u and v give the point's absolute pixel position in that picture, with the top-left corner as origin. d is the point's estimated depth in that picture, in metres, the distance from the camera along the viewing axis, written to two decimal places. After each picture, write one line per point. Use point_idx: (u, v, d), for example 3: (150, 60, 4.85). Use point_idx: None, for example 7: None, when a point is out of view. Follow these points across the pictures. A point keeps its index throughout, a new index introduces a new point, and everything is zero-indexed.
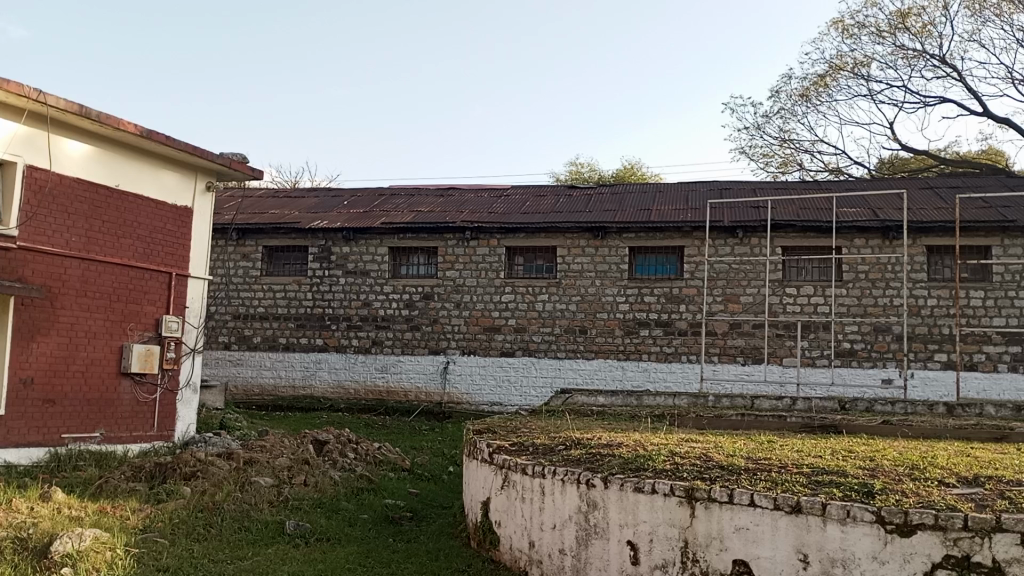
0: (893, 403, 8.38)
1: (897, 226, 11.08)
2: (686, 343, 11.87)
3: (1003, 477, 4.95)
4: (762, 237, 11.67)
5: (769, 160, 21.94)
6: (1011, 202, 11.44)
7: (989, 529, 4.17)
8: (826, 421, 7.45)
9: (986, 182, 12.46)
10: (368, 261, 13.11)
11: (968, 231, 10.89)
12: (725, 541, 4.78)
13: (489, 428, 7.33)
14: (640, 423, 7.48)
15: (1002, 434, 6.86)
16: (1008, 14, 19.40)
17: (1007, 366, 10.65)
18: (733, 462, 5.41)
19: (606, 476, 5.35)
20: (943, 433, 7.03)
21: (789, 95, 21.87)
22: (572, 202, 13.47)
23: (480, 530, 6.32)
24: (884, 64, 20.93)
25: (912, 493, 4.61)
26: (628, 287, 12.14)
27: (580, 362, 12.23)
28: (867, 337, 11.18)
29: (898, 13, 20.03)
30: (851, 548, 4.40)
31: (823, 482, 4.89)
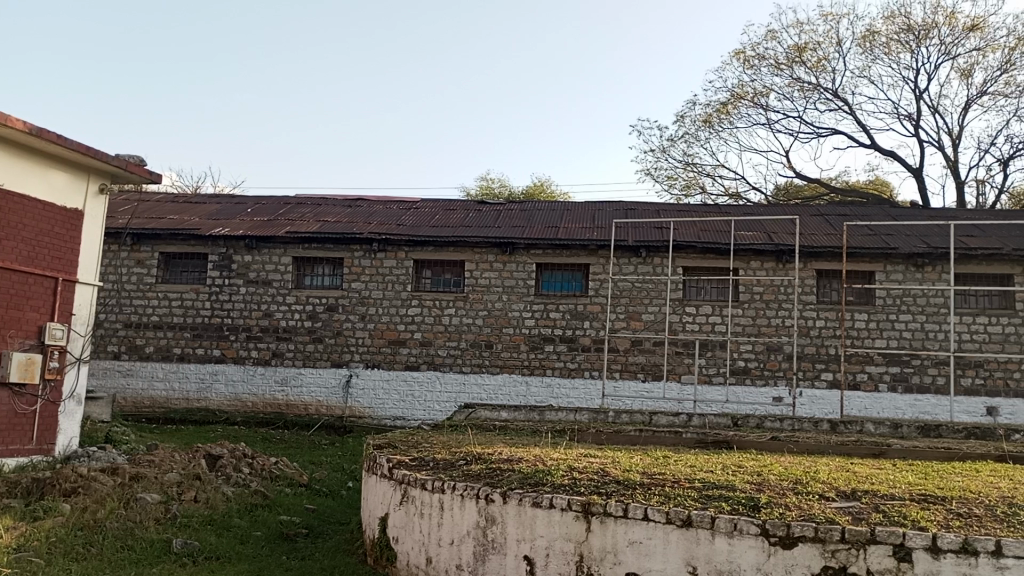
0: (781, 420, 8.74)
1: (789, 250, 11.61)
2: (588, 359, 12.06)
3: (877, 491, 5.24)
4: (665, 257, 12.02)
5: (673, 182, 22.61)
6: (893, 231, 12.15)
7: (864, 541, 4.39)
8: (718, 437, 7.71)
9: (871, 210, 13.19)
10: (270, 270, 12.82)
11: (854, 256, 11.51)
12: (618, 554, 4.88)
13: (389, 442, 7.26)
14: (540, 438, 7.56)
15: (879, 451, 7.26)
16: (895, 53, 20.62)
17: (887, 386, 11.25)
18: (628, 477, 5.53)
19: (504, 491, 5.38)
20: (827, 449, 7.37)
21: (692, 121, 22.60)
22: (481, 217, 13.54)
23: (377, 546, 6.24)
24: (782, 94, 21.92)
25: (794, 506, 4.82)
26: (535, 302, 12.27)
27: (484, 377, 12.25)
28: (759, 356, 11.62)
29: (795, 48, 21.04)
30: (737, 560, 4.58)
31: (712, 496, 5.06)
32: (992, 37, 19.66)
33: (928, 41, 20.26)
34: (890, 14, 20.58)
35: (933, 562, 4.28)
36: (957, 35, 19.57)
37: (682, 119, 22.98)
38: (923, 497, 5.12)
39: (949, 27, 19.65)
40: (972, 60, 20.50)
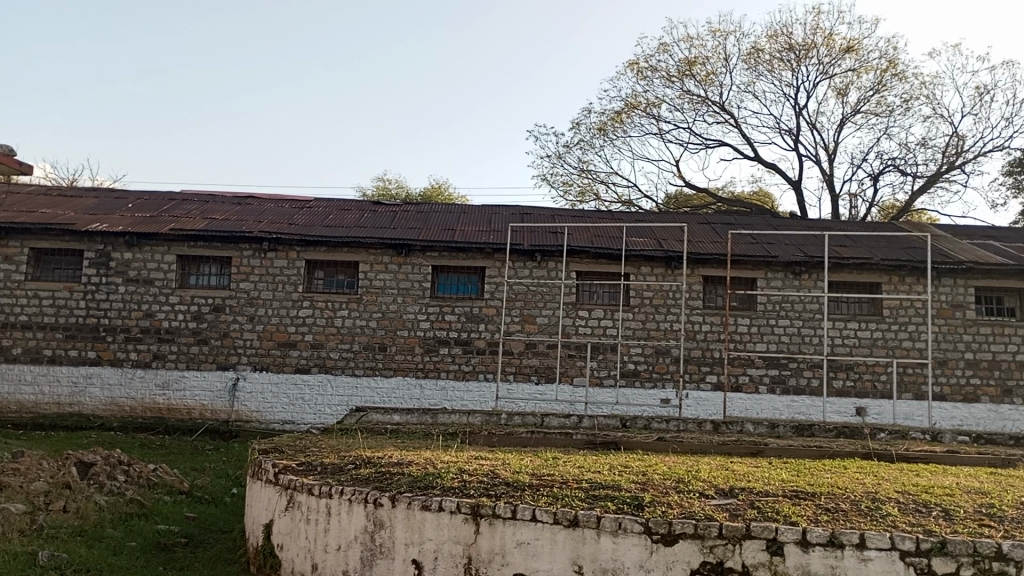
0: (667, 421, 9.02)
1: (678, 257, 12.00)
2: (483, 362, 12.10)
3: (754, 488, 5.48)
4: (559, 261, 12.20)
5: (568, 188, 22.98)
6: (774, 239, 12.73)
7: (739, 536, 4.59)
8: (606, 437, 7.88)
9: (754, 220, 13.79)
10: (152, 269, 12.29)
11: (737, 264, 12.01)
12: (506, 556, 4.92)
13: (275, 446, 7.08)
14: (431, 441, 7.54)
15: (756, 450, 7.60)
16: (778, 70, 21.64)
17: (767, 387, 11.78)
18: (518, 478, 5.59)
19: (393, 495, 5.34)
20: (708, 449, 7.65)
21: (587, 129, 23.04)
22: (376, 217, 13.40)
23: (261, 554, 6.07)
24: (673, 106, 22.62)
25: (676, 505, 4.99)
26: (430, 305, 12.22)
27: (377, 380, 12.11)
28: (648, 358, 11.95)
29: (685, 61, 21.78)
30: (621, 558, 4.70)
31: (599, 496, 5.18)
32: (866, 59, 20.91)
33: (808, 60, 21.37)
34: (773, 33, 21.60)
35: (803, 555, 4.51)
36: (834, 56, 20.72)
37: (577, 126, 23.40)
38: (795, 493, 5.39)
39: (827, 48, 20.79)
40: (847, 80, 21.75)
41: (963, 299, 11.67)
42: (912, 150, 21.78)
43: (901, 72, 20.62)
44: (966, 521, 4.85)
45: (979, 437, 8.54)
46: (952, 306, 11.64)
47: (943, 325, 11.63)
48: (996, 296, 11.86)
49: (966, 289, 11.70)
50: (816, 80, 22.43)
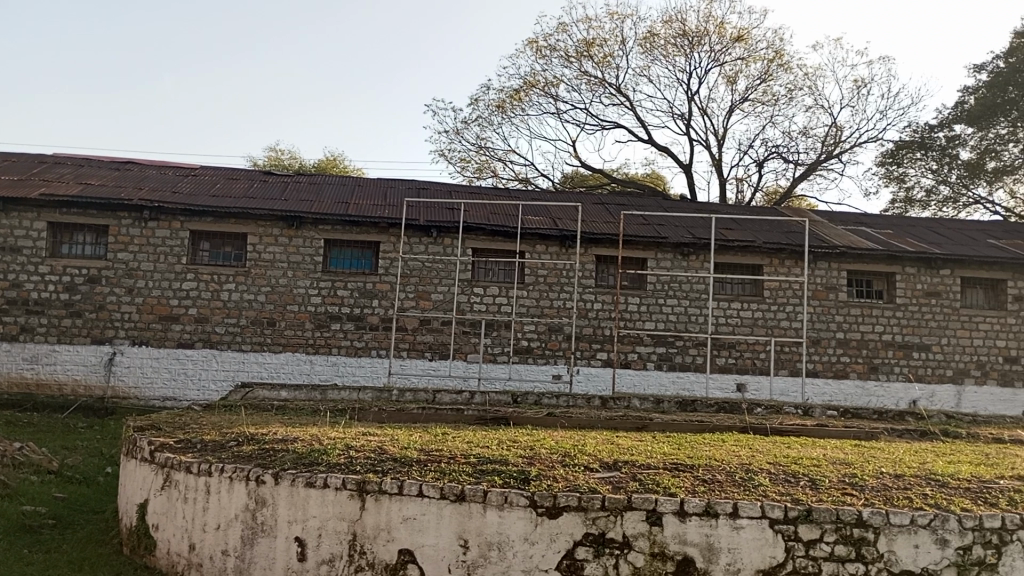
0: (557, 396, 9.17)
1: (572, 236, 12.16)
2: (376, 338, 11.96)
3: (637, 461, 5.64)
4: (454, 238, 12.15)
5: (465, 164, 22.87)
6: (664, 221, 13.08)
7: (621, 508, 4.73)
8: (497, 413, 7.95)
9: (646, 201, 14.12)
10: (20, 237, 11.54)
11: (629, 244, 12.28)
12: (391, 531, 4.90)
13: (153, 424, 6.80)
14: (319, 417, 7.41)
15: (642, 424, 7.83)
16: (672, 56, 22.13)
17: (654, 364, 12.14)
18: (405, 454, 5.56)
19: (276, 472, 5.23)
20: (596, 424, 7.83)
21: (486, 106, 22.96)
22: (266, 188, 12.98)
23: (135, 535, 5.84)
24: (571, 86, 22.80)
25: (561, 478, 5.09)
26: (322, 279, 11.96)
27: (265, 355, 11.78)
28: (541, 335, 12.09)
29: (584, 42, 21.98)
30: (506, 531, 4.76)
31: (486, 470, 5.23)
32: (754, 48, 21.63)
33: (700, 47, 21.93)
34: (669, 19, 22.02)
35: (680, 525, 4.68)
36: (725, 44, 21.33)
37: (476, 103, 23.28)
38: (675, 466, 5.59)
39: (718, 36, 21.37)
40: (737, 68, 22.44)
41: (836, 281, 12.34)
42: (794, 139, 22.73)
43: (787, 63, 21.44)
44: (831, 490, 5.14)
45: (846, 412, 9.08)
46: (825, 288, 12.30)
47: (818, 306, 12.27)
48: (866, 279, 12.57)
49: (839, 272, 12.37)
50: (708, 67, 23.05)
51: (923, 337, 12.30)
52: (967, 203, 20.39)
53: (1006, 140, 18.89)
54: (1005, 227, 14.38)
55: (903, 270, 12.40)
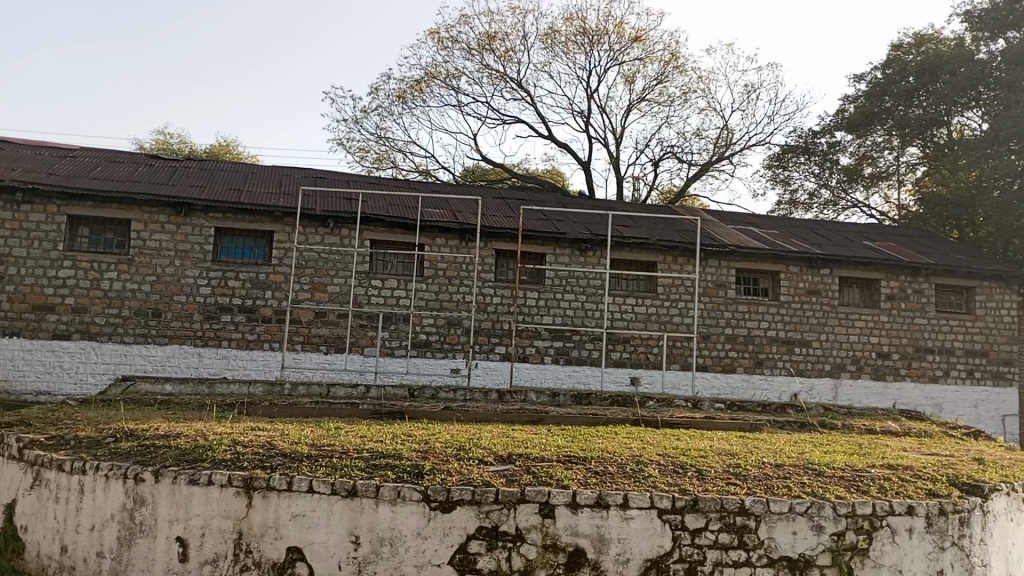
0: (454, 390, 9.14)
1: (472, 230, 12.15)
2: (269, 331, 11.61)
3: (530, 454, 5.68)
4: (352, 229, 11.93)
5: (364, 155, 22.49)
6: (563, 217, 13.24)
7: (514, 501, 4.75)
8: (393, 407, 7.85)
9: (545, 197, 14.26)
10: None
11: (528, 239, 12.36)
12: (279, 529, 4.76)
13: (21, 420, 6.38)
14: (204, 412, 7.13)
15: (538, 417, 7.90)
16: (573, 53, 22.38)
17: (551, 358, 12.27)
18: (295, 449, 5.41)
19: (157, 470, 5.00)
20: (492, 417, 7.84)
21: (386, 95, 22.63)
22: (153, 172, 12.40)
23: (1, 538, 5.48)
24: (472, 79, 22.74)
25: (455, 472, 5.06)
26: (212, 269, 11.53)
27: (149, 348, 11.25)
28: (440, 329, 12.02)
29: (486, 35, 21.96)
30: (399, 526, 4.70)
31: (379, 465, 5.15)
32: (651, 50, 22.14)
33: (600, 46, 22.30)
34: (569, 16, 22.27)
35: (572, 516, 4.73)
36: (624, 44, 21.75)
37: (376, 92, 22.92)
38: (568, 458, 5.66)
39: (617, 36, 21.77)
40: (634, 69, 22.92)
41: (725, 279, 12.80)
42: (688, 139, 23.43)
43: (682, 65, 22.05)
44: (716, 480, 5.32)
45: (732, 404, 9.43)
46: (716, 285, 12.73)
47: (708, 302, 12.70)
48: (753, 277, 13.10)
49: (728, 270, 12.83)
50: (607, 66, 23.45)
51: (805, 334, 12.90)
52: (846, 206, 21.49)
53: (881, 147, 20.00)
54: (880, 230, 15.25)
55: (787, 269, 12.97)
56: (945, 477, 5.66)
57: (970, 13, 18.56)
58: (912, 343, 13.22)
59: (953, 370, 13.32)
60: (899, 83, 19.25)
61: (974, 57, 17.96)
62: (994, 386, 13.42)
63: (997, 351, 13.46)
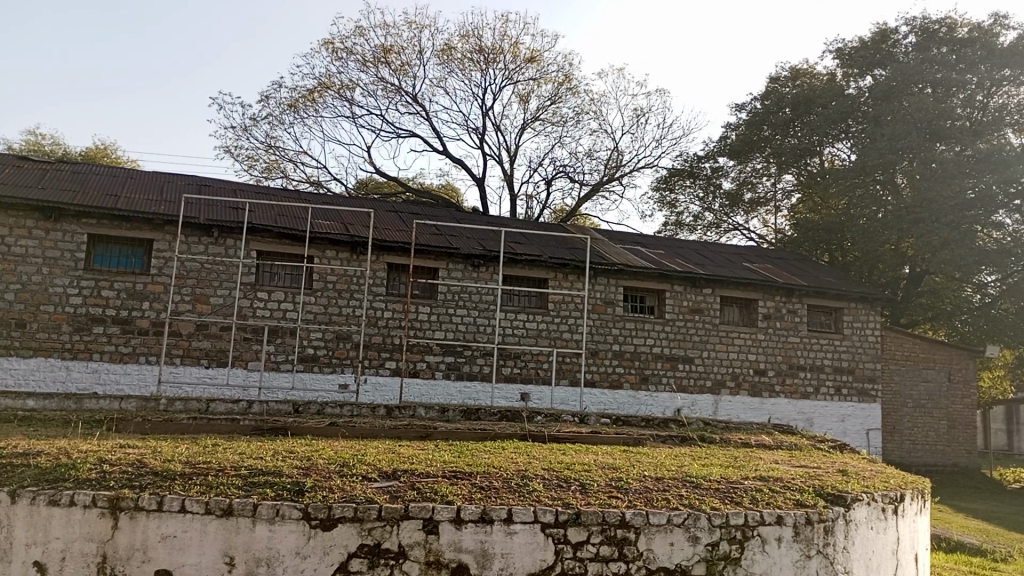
0: (341, 405, 8.96)
1: (363, 243, 11.99)
2: (145, 343, 11.09)
3: (415, 469, 5.63)
4: (238, 239, 11.57)
5: (253, 163, 21.87)
6: (456, 232, 13.27)
7: (398, 517, 4.69)
8: (275, 423, 7.63)
9: (438, 212, 14.26)
10: None
11: (420, 253, 12.31)
12: (148, 551, 4.54)
13: None
14: (69, 429, 6.73)
15: (425, 433, 7.84)
16: (468, 70, 22.52)
17: (442, 373, 12.23)
18: (168, 466, 5.17)
19: (13, 490, 4.69)
20: (379, 433, 7.74)
21: (277, 104, 22.13)
22: (21, 174, 11.68)
23: None
24: (366, 91, 22.52)
25: (337, 489, 4.96)
26: (83, 278, 10.95)
27: (11, 361, 10.56)
28: (328, 343, 11.79)
29: (381, 48, 21.84)
30: (276, 546, 4.56)
31: (258, 483, 4.99)
32: (545, 70, 22.55)
33: (495, 64, 22.55)
34: (465, 34, 22.41)
35: (456, 532, 4.72)
36: (519, 64, 22.06)
37: (267, 100, 22.37)
38: (453, 474, 5.64)
39: (512, 56, 22.06)
40: (529, 88, 23.28)
41: (613, 296, 13.12)
42: (580, 160, 23.91)
43: (575, 87, 22.55)
44: (598, 494, 5.42)
45: (617, 419, 9.64)
46: (604, 302, 13.03)
47: (597, 319, 12.97)
48: (640, 295, 13.46)
49: (617, 287, 13.16)
50: (502, 85, 23.70)
51: (688, 351, 13.36)
52: (727, 229, 22.40)
53: (760, 174, 21.00)
54: (758, 253, 15.99)
55: (672, 288, 13.41)
56: (812, 487, 5.96)
57: (840, 50, 19.96)
58: (786, 361, 13.89)
59: (823, 386, 14.07)
60: (776, 114, 20.32)
61: (843, 92, 19.29)
62: (859, 401, 14.27)
63: (862, 369, 14.33)
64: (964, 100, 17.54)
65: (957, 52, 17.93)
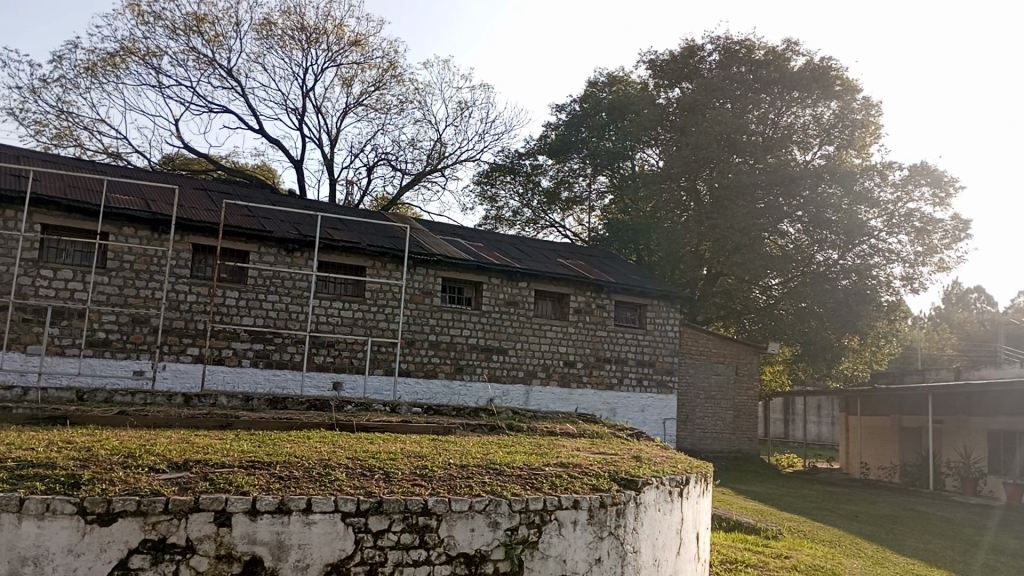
0: (132, 393, 8.38)
1: (166, 221, 11.26)
2: None
3: (209, 460, 5.36)
4: (19, 211, 10.51)
5: (41, 129, 19.93)
6: (270, 215, 12.77)
7: (186, 510, 4.45)
8: (53, 411, 7.01)
9: (251, 192, 13.66)
10: None
11: (230, 235, 11.74)
12: None
13: None
14: None
15: (225, 422, 7.49)
16: (289, 48, 21.71)
17: (249, 362, 11.74)
18: None
19: None
20: (173, 422, 7.31)
21: (71, 65, 20.30)
22: None
23: None
24: (175, 60, 21.14)
25: (120, 481, 4.63)
26: None
27: None
28: (122, 327, 11.00)
29: (194, 16, 20.60)
30: (45, 544, 4.20)
31: (26, 476, 4.56)
32: (369, 55, 22.20)
33: (318, 44, 21.91)
34: (286, 10, 21.58)
35: (250, 524, 4.53)
36: (342, 46, 21.55)
37: (59, 60, 20.46)
38: (251, 463, 5.42)
39: (335, 37, 21.51)
40: (352, 72, 22.80)
41: (431, 287, 13.13)
42: (403, 148, 23.75)
43: (400, 75, 22.35)
44: (401, 482, 5.40)
45: (428, 408, 9.68)
46: (422, 292, 13.02)
47: (414, 309, 12.93)
48: (458, 286, 13.56)
49: (435, 278, 13.18)
50: (325, 66, 23.05)
51: (502, 342, 13.64)
52: (544, 225, 23.06)
53: (576, 174, 21.74)
54: (571, 249, 16.58)
55: (489, 280, 13.62)
56: (607, 473, 6.27)
57: (652, 62, 21.10)
58: (594, 353, 14.52)
59: (626, 378, 14.84)
60: (594, 117, 21.23)
61: (654, 102, 20.39)
62: (658, 392, 15.19)
63: (661, 362, 15.25)
64: (757, 116, 19.17)
65: (755, 72, 19.55)
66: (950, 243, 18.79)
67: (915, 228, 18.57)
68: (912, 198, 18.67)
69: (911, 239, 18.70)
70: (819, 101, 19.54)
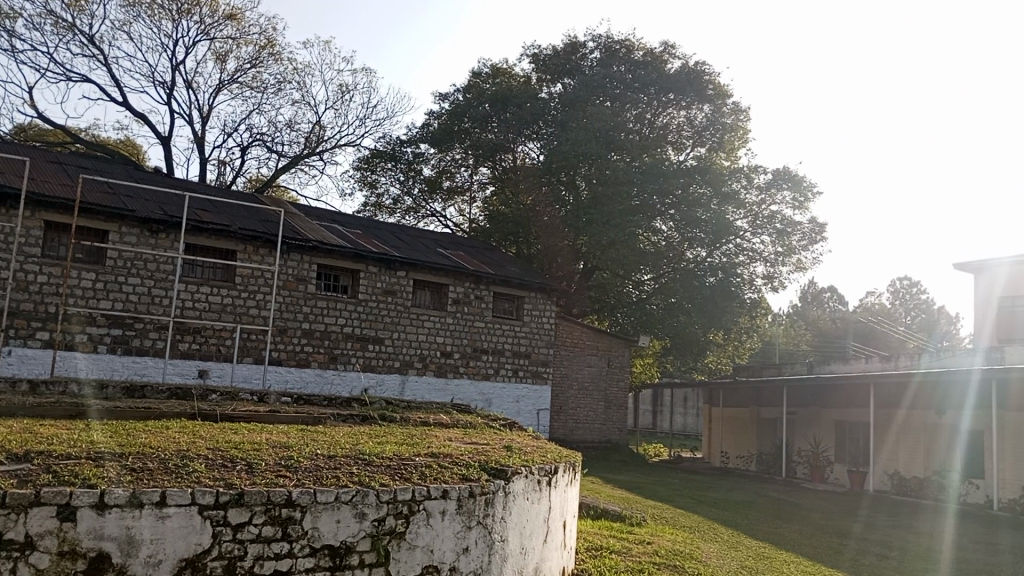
0: None
1: (15, 196, 10.46)
2: None
3: (53, 451, 5.01)
4: None
5: None
6: (133, 192, 12.10)
7: (26, 505, 4.14)
8: None
9: (113, 168, 12.90)
10: None
11: (88, 213, 11.04)
12: None
13: None
14: None
15: (76, 412, 7.05)
16: (158, 18, 20.59)
17: (107, 348, 11.12)
18: None
19: None
20: (16, 411, 6.81)
21: None
22: None
23: None
24: (30, 23, 19.66)
25: None
26: None
27: None
28: None
29: None
30: None
31: None
32: (245, 31, 21.36)
33: (189, 16, 20.89)
34: None
35: (97, 518, 4.27)
36: (215, 19, 20.63)
37: None
38: (100, 454, 5.11)
39: (209, 10, 20.57)
40: (226, 47, 21.88)
41: (306, 274, 12.80)
42: (279, 130, 23.01)
43: (278, 53, 21.63)
44: (265, 473, 5.23)
45: (298, 398, 9.44)
46: (296, 279, 12.67)
47: (287, 296, 12.57)
48: (333, 274, 13.27)
49: (310, 264, 12.85)
50: (197, 39, 22.00)
51: (378, 331, 13.47)
52: (425, 214, 22.91)
53: (458, 164, 21.69)
54: (451, 239, 16.55)
55: (367, 268, 13.40)
56: (477, 463, 6.28)
57: (536, 56, 21.32)
58: (471, 344, 14.57)
59: (502, 369, 14.97)
60: (477, 107, 21.08)
61: (536, 96, 20.63)
62: (532, 383, 15.40)
63: (537, 353, 15.46)
64: (635, 116, 19.84)
65: (633, 72, 20.07)
66: (807, 244, 19.94)
67: (776, 229, 19.61)
68: (775, 201, 19.71)
69: (773, 239, 19.73)
70: (693, 103, 20.27)
